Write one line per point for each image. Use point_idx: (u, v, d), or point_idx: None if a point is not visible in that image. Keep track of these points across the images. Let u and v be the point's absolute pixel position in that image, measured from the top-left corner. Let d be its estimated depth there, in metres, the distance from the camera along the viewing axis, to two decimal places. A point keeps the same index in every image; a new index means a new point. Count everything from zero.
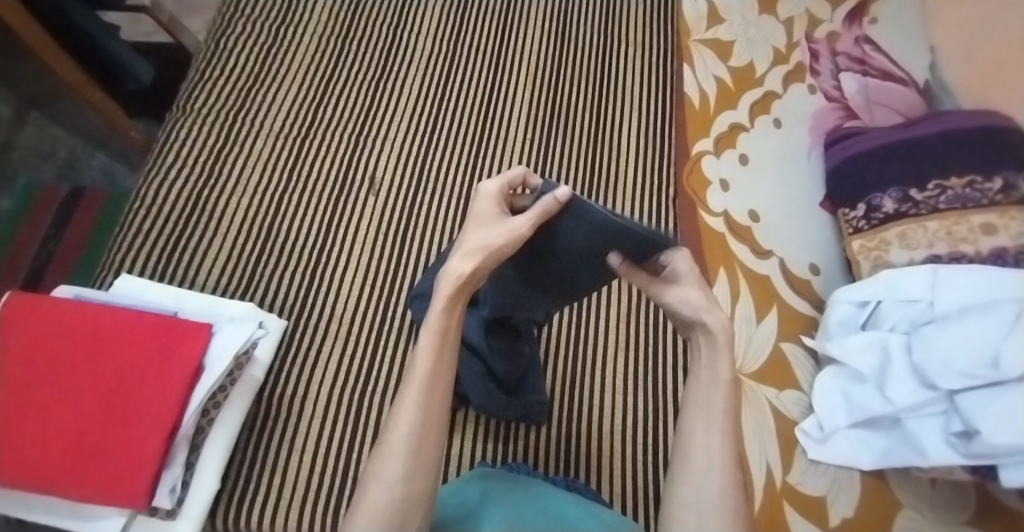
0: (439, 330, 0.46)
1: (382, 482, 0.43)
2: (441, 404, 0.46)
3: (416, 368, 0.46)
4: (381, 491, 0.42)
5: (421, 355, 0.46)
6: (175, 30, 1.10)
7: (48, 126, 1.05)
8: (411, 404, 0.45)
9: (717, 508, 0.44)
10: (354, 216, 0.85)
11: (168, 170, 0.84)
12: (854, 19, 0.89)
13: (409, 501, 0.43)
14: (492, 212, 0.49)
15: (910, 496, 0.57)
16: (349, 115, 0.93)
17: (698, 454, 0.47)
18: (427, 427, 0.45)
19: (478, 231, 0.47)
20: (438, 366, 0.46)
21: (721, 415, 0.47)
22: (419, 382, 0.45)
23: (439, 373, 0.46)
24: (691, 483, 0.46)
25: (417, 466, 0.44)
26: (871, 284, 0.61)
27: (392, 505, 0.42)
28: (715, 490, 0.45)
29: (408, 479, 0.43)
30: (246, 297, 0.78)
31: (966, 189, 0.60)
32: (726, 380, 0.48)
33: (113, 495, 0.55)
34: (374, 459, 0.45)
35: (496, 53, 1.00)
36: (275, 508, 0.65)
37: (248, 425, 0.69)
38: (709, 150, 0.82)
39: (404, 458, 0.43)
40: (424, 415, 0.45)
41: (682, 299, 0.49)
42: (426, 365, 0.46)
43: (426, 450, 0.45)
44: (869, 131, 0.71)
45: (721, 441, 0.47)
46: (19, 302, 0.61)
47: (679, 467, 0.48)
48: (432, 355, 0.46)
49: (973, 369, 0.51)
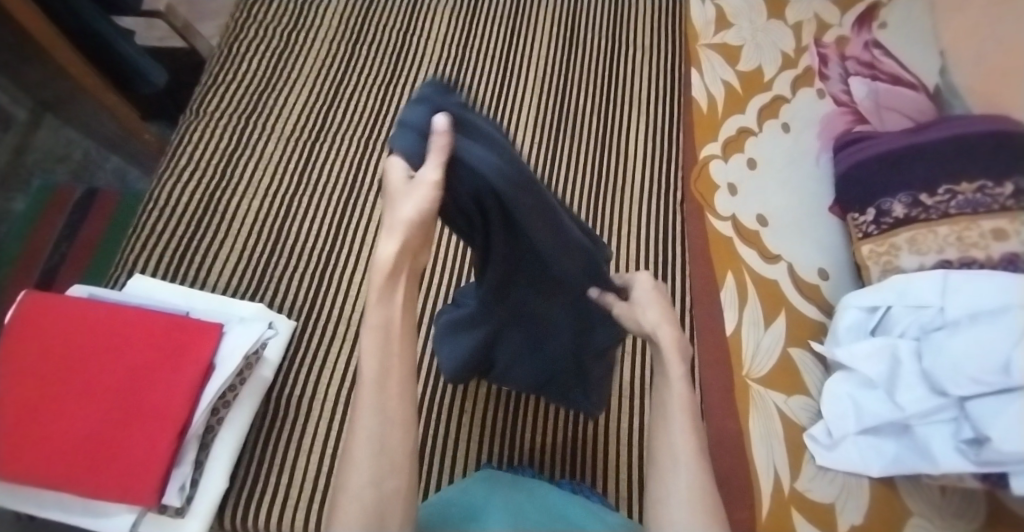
0: (381, 311, 0.40)
1: (350, 492, 0.39)
2: (405, 394, 0.41)
3: (367, 360, 0.40)
4: (351, 501, 0.38)
5: (366, 346, 0.40)
6: (191, 37, 1.10)
7: (64, 129, 1.07)
8: (366, 400, 0.40)
9: (689, 502, 0.42)
10: (363, 219, 0.85)
11: (181, 172, 0.85)
12: (864, 23, 0.88)
13: (386, 503, 0.39)
14: (399, 183, 0.40)
15: (919, 503, 0.57)
16: (359, 119, 0.93)
17: (665, 455, 0.45)
18: (391, 418, 0.40)
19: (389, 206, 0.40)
20: (387, 354, 0.41)
21: (676, 409, 0.47)
22: (368, 375, 0.40)
23: (385, 359, 0.40)
24: (662, 485, 0.44)
25: (388, 465, 0.39)
26: (881, 289, 0.61)
27: (366, 511, 0.38)
28: (685, 485, 0.43)
29: (378, 485, 0.39)
30: (255, 298, 0.79)
31: (977, 193, 0.60)
32: (676, 377, 0.48)
33: (122, 494, 0.55)
34: (341, 465, 0.40)
35: (505, 58, 1.01)
36: (282, 507, 0.66)
37: (256, 425, 0.70)
38: (716, 154, 0.82)
39: (369, 461, 0.39)
40: (382, 404, 0.40)
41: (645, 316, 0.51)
42: (377, 355, 0.40)
43: (395, 449, 0.40)
44: (878, 136, 0.71)
45: (681, 435, 0.46)
46: (31, 301, 0.62)
47: (651, 477, 0.45)
48: (377, 341, 0.40)
49: (983, 376, 0.50)
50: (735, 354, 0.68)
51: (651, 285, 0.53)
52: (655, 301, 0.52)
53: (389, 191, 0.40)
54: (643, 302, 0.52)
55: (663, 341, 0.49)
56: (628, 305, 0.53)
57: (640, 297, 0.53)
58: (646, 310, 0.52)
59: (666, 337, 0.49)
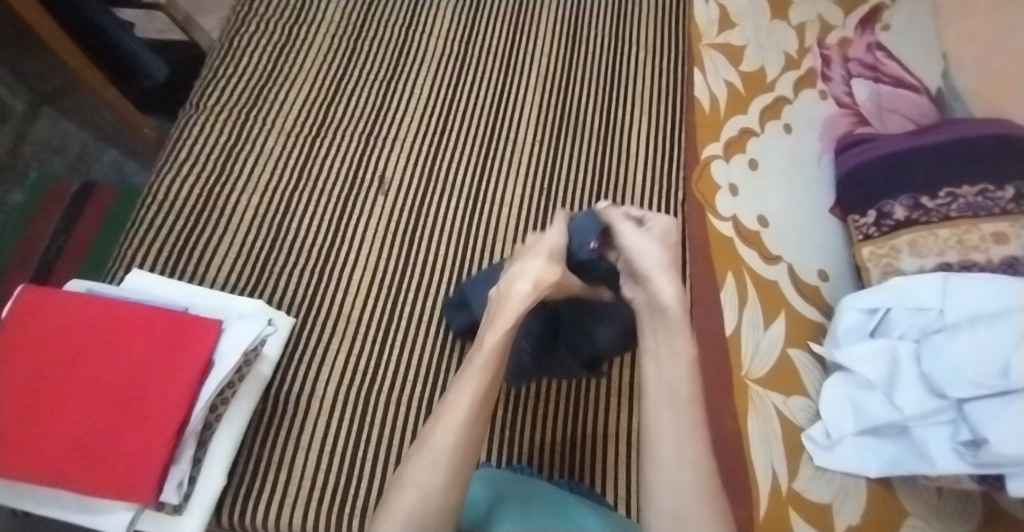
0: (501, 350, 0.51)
1: (423, 489, 0.45)
2: (484, 424, 0.49)
3: (471, 384, 0.50)
4: (419, 498, 0.45)
5: (478, 373, 0.50)
6: (190, 29, 1.10)
7: (61, 122, 1.09)
8: (458, 416, 0.48)
9: (695, 503, 0.45)
10: (363, 215, 0.85)
11: (180, 167, 0.85)
12: (867, 25, 0.89)
13: (444, 508, 0.45)
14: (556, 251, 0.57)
15: (916, 504, 0.57)
16: (360, 115, 0.93)
17: (669, 450, 0.48)
18: (472, 438, 0.48)
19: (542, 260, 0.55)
20: (491, 384, 0.50)
21: (685, 404, 0.49)
22: (473, 398, 0.49)
23: (491, 391, 0.50)
24: (665, 478, 0.47)
25: (457, 477, 0.47)
26: (880, 291, 0.61)
27: (429, 511, 0.45)
28: (690, 485, 0.46)
29: (445, 491, 0.46)
30: (255, 295, 0.79)
31: (978, 197, 0.61)
32: (687, 363, 0.50)
33: (120, 490, 0.55)
34: (413, 463, 0.47)
35: (507, 55, 1.00)
36: (280, 505, 0.66)
37: (254, 422, 0.70)
38: (718, 154, 0.81)
39: (444, 467, 0.46)
40: (474, 427, 0.48)
41: (643, 250, 0.54)
42: (478, 384, 0.50)
43: (465, 463, 0.47)
44: (880, 138, 0.71)
45: (689, 435, 0.48)
46: (29, 296, 0.62)
47: (651, 466, 0.48)
48: (489, 373, 0.50)
49: (982, 378, 0.50)
50: (734, 354, 0.68)
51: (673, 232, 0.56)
52: (664, 240, 0.55)
53: (543, 247, 0.56)
54: (653, 236, 0.55)
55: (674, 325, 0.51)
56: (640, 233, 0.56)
57: (654, 231, 0.55)
58: (649, 244, 0.54)
59: (679, 314, 0.52)
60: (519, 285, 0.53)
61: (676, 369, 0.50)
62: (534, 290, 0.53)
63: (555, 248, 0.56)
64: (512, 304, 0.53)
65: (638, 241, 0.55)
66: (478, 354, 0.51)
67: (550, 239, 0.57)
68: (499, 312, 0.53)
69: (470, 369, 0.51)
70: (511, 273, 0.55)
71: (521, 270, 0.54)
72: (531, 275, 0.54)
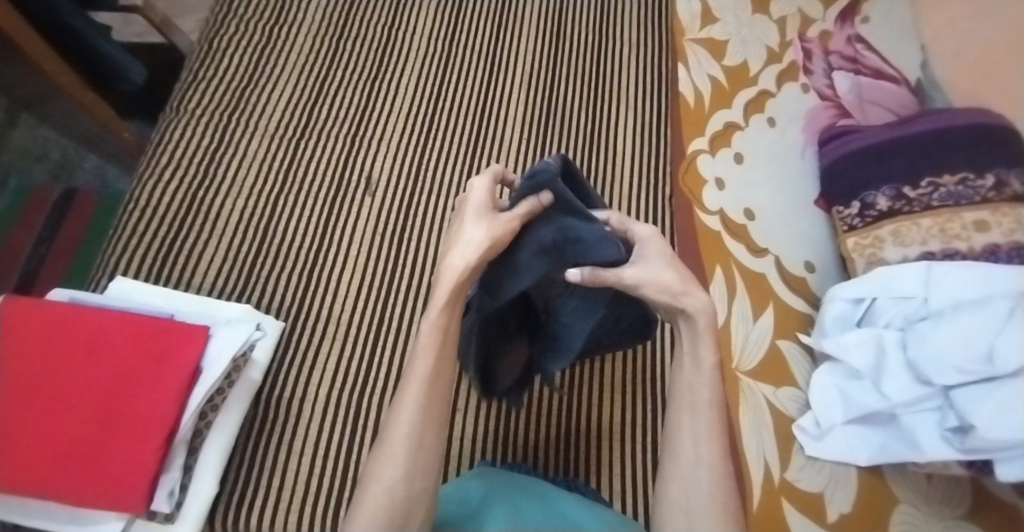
0: (441, 328, 0.49)
1: (384, 482, 0.46)
2: (439, 406, 0.49)
3: (417, 369, 0.49)
4: (381, 493, 0.45)
5: (421, 355, 0.49)
6: (168, 31, 1.08)
7: (39, 128, 1.05)
8: (409, 405, 0.48)
9: (706, 505, 0.47)
10: (350, 217, 0.84)
11: (162, 171, 0.83)
12: (847, 18, 0.90)
13: (411, 499, 0.46)
14: (484, 204, 0.50)
15: (906, 490, 0.58)
16: (344, 115, 0.92)
17: (686, 453, 0.50)
18: (427, 423, 0.48)
19: (472, 222, 0.49)
20: (438, 365, 0.49)
21: (706, 408, 0.50)
22: (419, 382, 0.48)
23: (438, 371, 0.49)
24: (681, 483, 0.49)
25: (418, 466, 0.47)
26: (865, 281, 0.61)
27: (394, 504, 0.45)
28: (705, 489, 0.48)
29: (407, 481, 0.46)
30: (242, 299, 0.78)
31: (959, 186, 0.62)
32: (710, 369, 0.50)
33: (110, 500, 0.54)
34: (374, 458, 0.47)
35: (491, 53, 1.00)
36: (274, 511, 0.65)
37: (245, 427, 0.69)
38: (703, 149, 0.82)
39: (404, 457, 0.46)
40: (425, 412, 0.48)
41: (659, 277, 0.47)
42: (424, 367, 0.48)
43: (423, 449, 0.47)
44: (862, 130, 0.72)
45: (706, 438, 0.49)
46: (9, 306, 0.60)
47: (668, 468, 0.50)
48: (433, 354, 0.49)
49: (966, 364, 0.51)
50: (725, 347, 0.68)
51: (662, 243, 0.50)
52: (669, 262, 0.48)
53: (472, 207, 0.50)
54: (656, 263, 0.48)
55: (701, 325, 0.49)
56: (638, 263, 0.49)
57: (647, 254, 0.49)
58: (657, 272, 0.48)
59: (705, 322, 0.49)
60: (449, 261, 0.48)
61: (698, 373, 0.50)
62: (467, 259, 0.47)
63: (481, 205, 0.50)
64: (444, 280, 0.48)
65: (649, 271, 0.48)
66: (419, 337, 0.49)
67: (473, 200, 0.51)
68: (434, 289, 0.49)
69: (415, 354, 0.49)
70: (445, 250, 0.50)
71: (449, 245, 0.49)
72: (462, 244, 0.48)
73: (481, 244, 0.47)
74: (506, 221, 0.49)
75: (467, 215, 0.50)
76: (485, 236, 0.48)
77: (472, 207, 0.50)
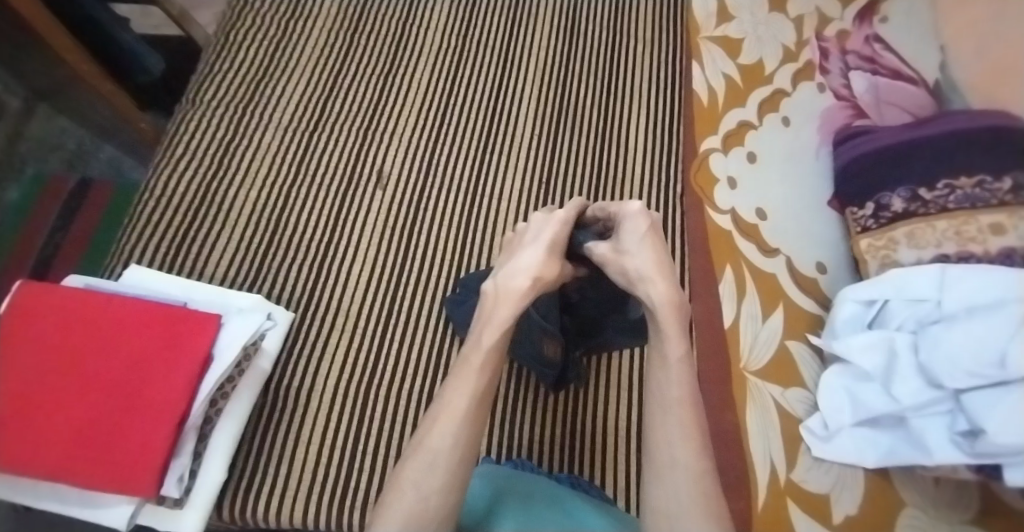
0: (497, 347, 0.49)
1: (420, 491, 0.45)
2: (483, 420, 0.48)
3: (468, 382, 0.48)
4: (417, 500, 0.45)
5: (477, 370, 0.48)
6: (185, 23, 1.09)
7: (57, 119, 1.01)
8: (455, 416, 0.47)
9: (689, 507, 0.45)
10: (361, 212, 0.85)
11: (177, 161, 0.84)
12: (865, 18, 0.89)
13: (444, 509, 0.45)
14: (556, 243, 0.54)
15: (913, 494, 0.57)
16: (357, 109, 0.93)
17: (662, 452, 0.48)
18: (471, 438, 0.47)
19: (539, 252, 0.53)
20: (490, 382, 0.49)
21: (676, 405, 0.49)
22: (471, 397, 0.47)
23: (489, 389, 0.48)
24: (660, 484, 0.47)
25: (457, 478, 0.46)
26: (878, 283, 0.61)
27: (430, 513, 0.44)
28: (683, 488, 0.45)
29: (445, 492, 0.45)
30: (254, 289, 0.79)
31: (976, 188, 0.60)
32: (676, 362, 0.50)
33: (122, 484, 0.55)
34: (410, 465, 0.46)
35: (505, 48, 1.00)
36: (281, 499, 0.66)
37: (255, 416, 0.70)
38: (716, 148, 0.82)
39: (445, 469, 0.45)
40: (470, 427, 0.47)
41: (622, 266, 0.53)
42: (477, 381, 0.48)
43: (464, 462, 0.46)
44: (877, 130, 0.71)
45: (679, 436, 0.48)
46: (29, 291, 0.62)
47: (649, 472, 0.48)
48: (487, 372, 0.48)
49: (979, 369, 0.51)
50: (733, 347, 0.68)
51: (641, 226, 0.53)
52: (639, 243, 0.53)
53: (542, 239, 0.54)
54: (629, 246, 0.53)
55: (661, 319, 0.50)
56: (614, 246, 0.55)
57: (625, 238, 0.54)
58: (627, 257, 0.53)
59: (665, 308, 0.50)
60: (518, 282, 0.51)
61: (667, 371, 0.50)
62: (532, 283, 0.51)
63: (555, 239, 0.54)
64: (510, 299, 0.50)
65: (614, 256, 0.54)
66: (477, 350, 0.49)
67: (550, 233, 0.55)
68: (499, 306, 0.50)
69: (467, 366, 0.49)
70: (511, 268, 0.53)
71: (516, 267, 0.52)
72: (530, 271, 0.52)
73: (547, 277, 0.52)
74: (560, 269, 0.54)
75: (536, 244, 0.54)
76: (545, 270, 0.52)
77: (545, 240, 0.54)
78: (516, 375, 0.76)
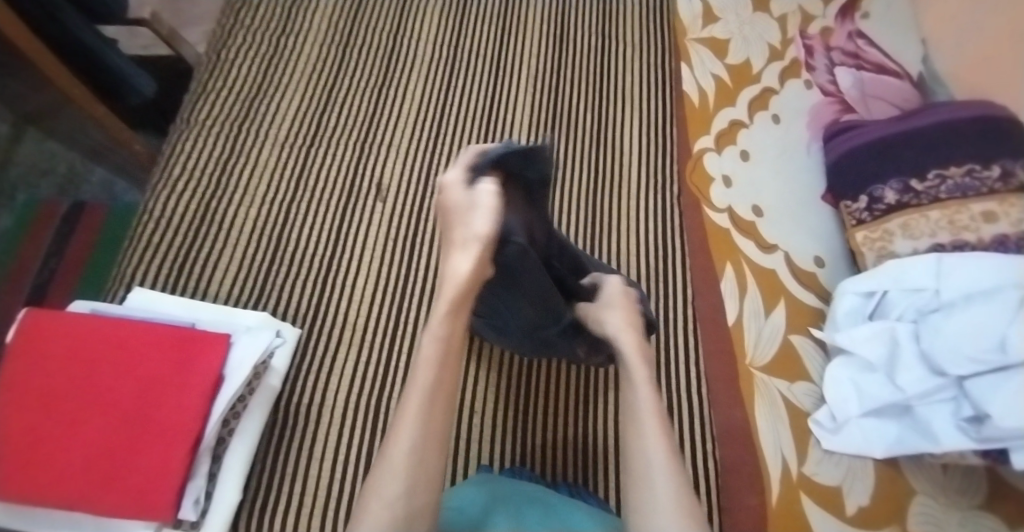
0: (441, 338, 0.52)
1: (381, 498, 0.46)
2: (438, 417, 0.51)
3: (420, 378, 0.51)
4: (382, 507, 0.46)
5: (423, 366, 0.51)
6: (175, 43, 1.09)
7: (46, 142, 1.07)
8: (410, 418, 0.49)
9: (674, 505, 0.47)
10: (362, 224, 0.85)
11: (175, 182, 0.84)
12: (847, 14, 0.90)
13: (410, 516, 0.46)
14: (460, 201, 0.51)
15: (923, 482, 0.58)
16: (353, 122, 0.93)
17: (639, 462, 0.51)
18: (427, 441, 0.49)
19: (454, 224, 0.51)
20: (440, 376, 0.52)
21: (647, 415, 0.53)
22: (421, 393, 0.50)
23: (438, 383, 0.51)
24: (642, 488, 0.49)
25: (418, 482, 0.47)
26: (876, 275, 0.62)
27: (394, 519, 0.45)
28: (665, 491, 0.48)
29: (408, 496, 0.46)
30: (258, 307, 0.78)
31: (965, 177, 0.62)
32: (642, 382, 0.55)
33: (137, 508, 0.55)
34: (375, 475, 0.48)
35: (496, 56, 1.01)
36: (297, 517, 0.65)
37: (266, 435, 0.69)
38: (710, 147, 0.83)
39: (404, 474, 0.47)
40: (424, 428, 0.49)
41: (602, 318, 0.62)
42: (426, 379, 0.51)
43: (425, 466, 0.48)
44: (866, 125, 0.73)
45: (653, 440, 0.51)
46: (36, 317, 0.61)
47: (629, 485, 0.51)
48: (434, 364, 0.52)
49: (980, 354, 0.52)
50: (738, 343, 0.69)
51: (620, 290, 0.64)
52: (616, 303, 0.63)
53: (451, 208, 0.52)
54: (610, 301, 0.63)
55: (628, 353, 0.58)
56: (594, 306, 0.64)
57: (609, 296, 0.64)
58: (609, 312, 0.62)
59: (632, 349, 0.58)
60: (453, 266, 0.51)
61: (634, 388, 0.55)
62: (463, 257, 0.50)
63: (456, 204, 0.51)
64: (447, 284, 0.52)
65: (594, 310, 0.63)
66: (422, 350, 0.52)
67: (445, 202, 0.52)
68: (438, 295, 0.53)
69: (417, 366, 0.52)
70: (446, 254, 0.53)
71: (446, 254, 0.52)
72: (456, 246, 0.51)
73: (478, 236, 0.49)
74: (483, 213, 0.50)
75: (452, 216, 0.52)
76: (465, 236, 0.50)
77: (455, 208, 0.51)
78: (522, 382, 0.76)
